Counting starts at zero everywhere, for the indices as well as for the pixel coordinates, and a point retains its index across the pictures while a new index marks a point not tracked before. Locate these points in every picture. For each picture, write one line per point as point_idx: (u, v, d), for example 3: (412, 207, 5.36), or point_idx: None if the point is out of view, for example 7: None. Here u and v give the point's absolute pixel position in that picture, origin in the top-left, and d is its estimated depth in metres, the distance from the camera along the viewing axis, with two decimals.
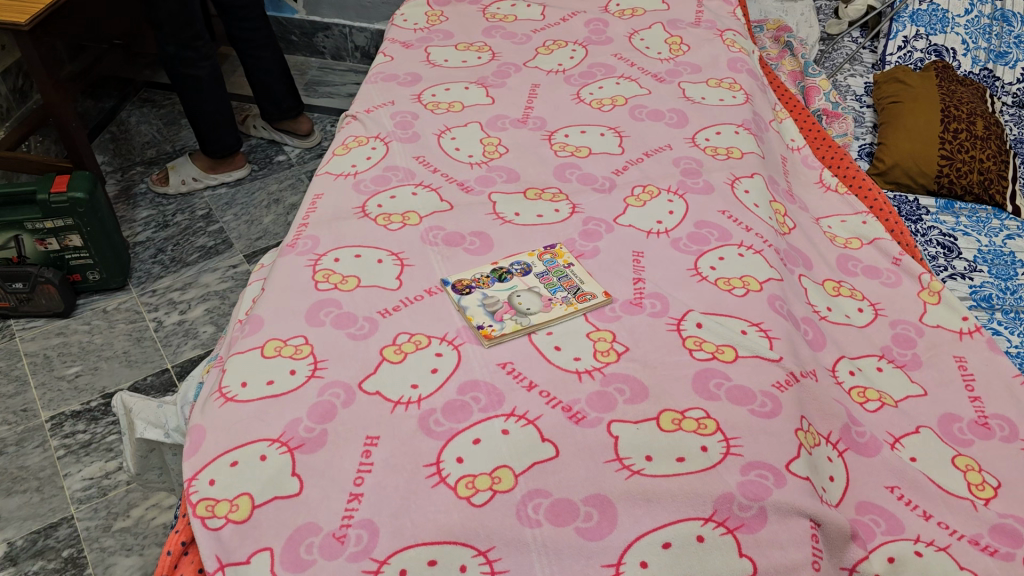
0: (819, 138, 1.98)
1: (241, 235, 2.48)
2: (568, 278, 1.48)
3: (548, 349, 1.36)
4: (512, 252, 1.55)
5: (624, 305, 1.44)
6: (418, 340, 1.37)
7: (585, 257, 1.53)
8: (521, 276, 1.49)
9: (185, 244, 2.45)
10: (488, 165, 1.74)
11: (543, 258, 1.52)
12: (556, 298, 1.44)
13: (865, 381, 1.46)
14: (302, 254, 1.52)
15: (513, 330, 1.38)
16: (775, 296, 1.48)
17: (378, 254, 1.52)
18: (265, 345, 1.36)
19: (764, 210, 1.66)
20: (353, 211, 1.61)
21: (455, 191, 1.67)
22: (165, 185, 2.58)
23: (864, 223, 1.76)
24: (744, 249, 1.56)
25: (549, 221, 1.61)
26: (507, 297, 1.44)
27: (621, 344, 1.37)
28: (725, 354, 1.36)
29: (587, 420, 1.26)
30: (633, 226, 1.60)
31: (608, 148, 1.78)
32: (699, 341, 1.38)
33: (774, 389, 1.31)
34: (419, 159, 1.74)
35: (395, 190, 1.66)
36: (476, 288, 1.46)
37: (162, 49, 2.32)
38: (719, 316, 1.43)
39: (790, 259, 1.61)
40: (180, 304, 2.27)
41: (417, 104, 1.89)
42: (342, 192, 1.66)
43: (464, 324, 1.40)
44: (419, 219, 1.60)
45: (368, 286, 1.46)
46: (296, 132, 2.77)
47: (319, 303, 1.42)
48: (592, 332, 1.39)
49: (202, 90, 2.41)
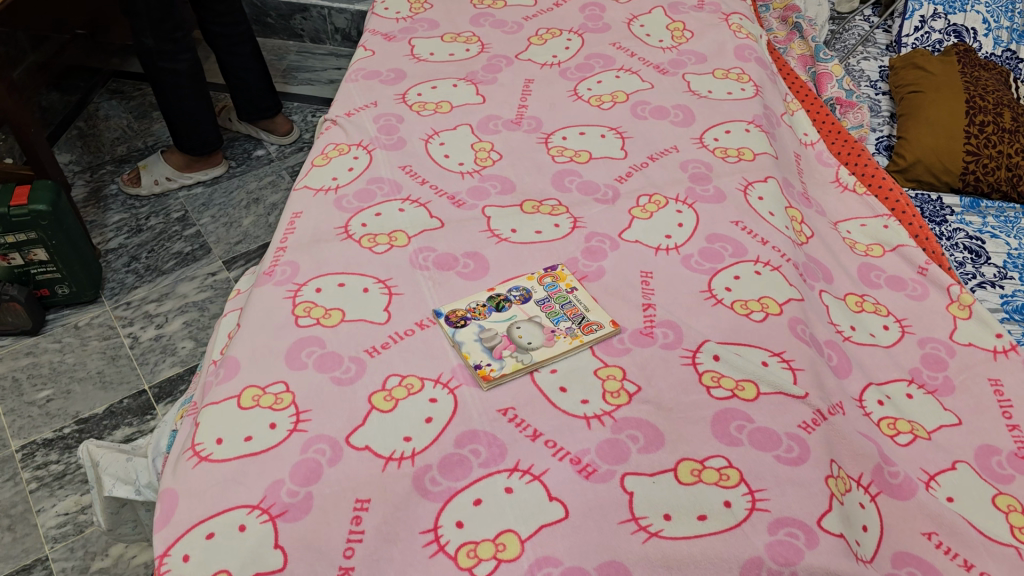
0: (834, 131, 1.85)
1: (220, 238, 2.34)
2: (572, 305, 1.36)
3: (553, 391, 1.24)
4: (510, 275, 1.42)
5: (633, 335, 1.32)
6: (410, 383, 1.25)
7: (589, 280, 1.41)
8: (520, 304, 1.37)
9: (160, 250, 2.31)
10: (480, 174, 1.61)
11: (544, 283, 1.40)
12: (560, 330, 1.32)
13: (895, 411, 1.35)
14: (280, 284, 1.39)
15: (514, 369, 1.26)
16: (796, 319, 1.36)
17: (363, 282, 1.39)
18: (242, 394, 1.24)
19: (780, 219, 1.54)
20: (335, 232, 1.48)
21: (446, 206, 1.54)
22: (137, 186, 2.43)
23: (885, 227, 1.64)
24: (762, 266, 1.44)
25: (549, 238, 1.48)
26: (506, 330, 1.32)
27: (632, 383, 1.25)
28: (745, 392, 1.25)
29: (598, 474, 1.14)
30: (640, 241, 1.47)
31: (609, 152, 1.65)
32: (717, 376, 1.26)
33: (801, 431, 1.20)
34: (406, 169, 1.61)
35: (381, 207, 1.53)
36: (472, 320, 1.34)
37: (139, 41, 2.14)
38: (737, 346, 1.31)
39: (810, 274, 1.49)
40: (156, 318, 2.15)
41: (401, 105, 1.75)
42: (322, 209, 1.52)
43: (460, 363, 1.28)
44: (407, 240, 1.47)
45: (354, 320, 1.33)
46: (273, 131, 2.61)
47: (300, 342, 1.30)
48: (601, 368, 1.27)
49: (181, 86, 2.26)
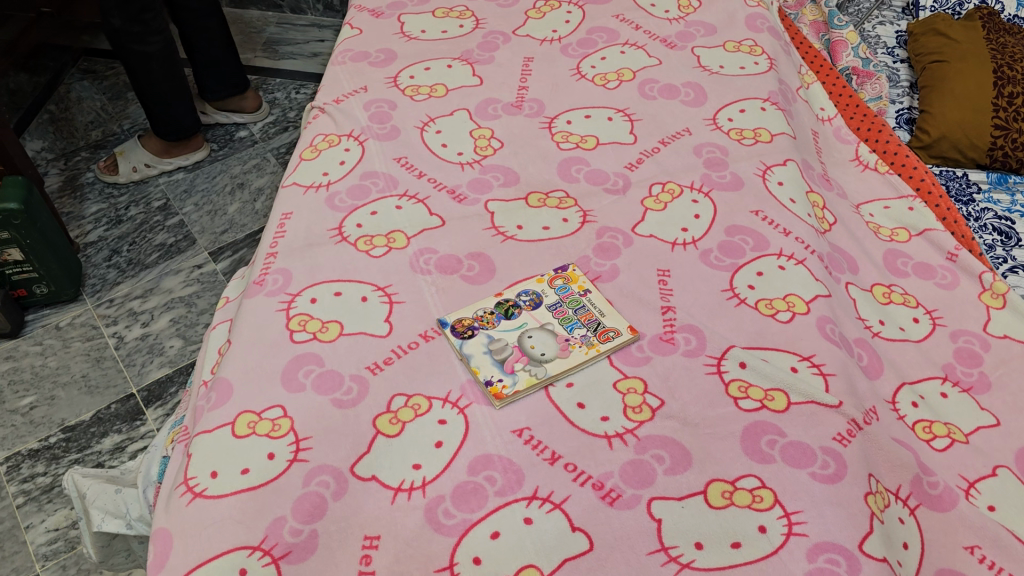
0: (852, 105, 1.75)
1: (204, 228, 2.23)
2: (586, 311, 1.28)
3: (570, 407, 1.16)
4: (517, 278, 1.33)
5: (652, 342, 1.24)
6: (417, 403, 1.16)
7: (603, 281, 1.32)
8: (530, 311, 1.28)
9: (142, 242, 2.20)
10: (481, 164, 1.51)
11: (555, 286, 1.31)
12: (575, 340, 1.24)
13: (930, 413, 1.27)
14: (272, 295, 1.30)
15: (528, 385, 1.17)
16: (825, 318, 1.28)
17: (362, 290, 1.30)
18: (236, 421, 1.15)
19: (802, 206, 1.45)
20: (328, 234, 1.38)
21: (446, 202, 1.44)
22: (114, 173, 2.32)
23: (910, 210, 1.56)
24: (785, 260, 1.35)
25: (557, 234, 1.39)
26: (518, 340, 1.24)
27: (655, 397, 1.17)
28: (776, 403, 1.17)
29: (623, 499, 1.07)
30: (655, 236, 1.39)
31: (618, 136, 1.55)
32: (745, 387, 1.18)
33: (836, 444, 1.13)
34: (401, 161, 1.50)
35: (376, 205, 1.43)
36: (480, 330, 1.25)
37: (106, 21, 2.00)
38: (764, 351, 1.23)
39: (835, 265, 1.40)
40: (141, 315, 2.05)
41: (393, 90, 1.64)
42: (313, 209, 1.42)
43: (469, 378, 1.20)
44: (407, 241, 1.37)
45: (353, 333, 1.24)
46: (244, 110, 2.49)
47: (296, 361, 1.21)
48: (620, 381, 1.19)
49: (153, 67, 2.12)
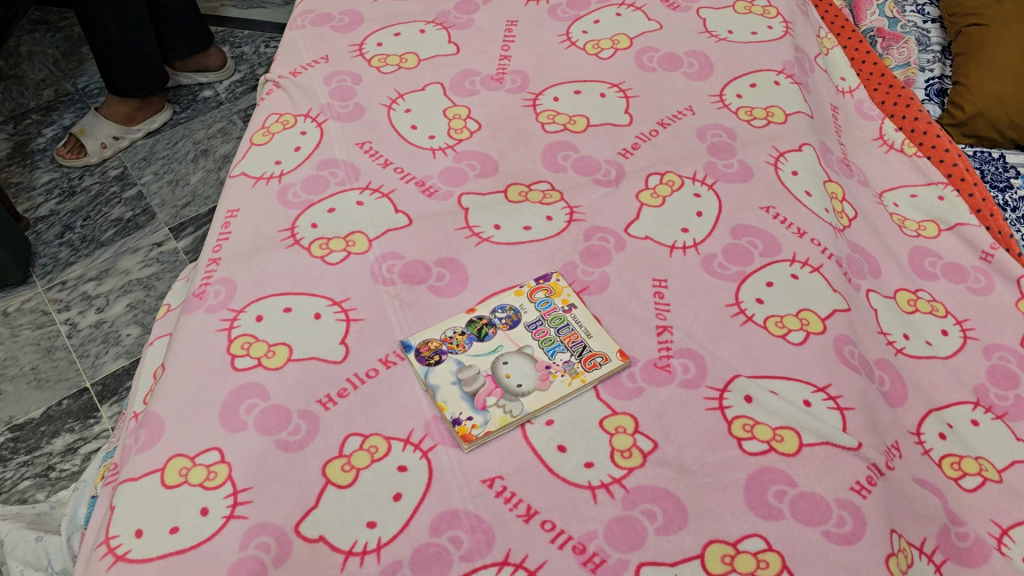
0: (876, 74, 1.56)
1: (164, 200, 2.06)
2: (570, 331, 1.12)
3: (549, 451, 1.01)
4: (492, 291, 1.17)
5: (645, 370, 1.08)
6: (374, 445, 1.02)
7: (590, 293, 1.16)
8: (506, 330, 1.12)
9: (97, 216, 2.03)
10: (455, 150, 1.33)
11: (536, 299, 1.15)
12: (557, 367, 1.08)
13: (959, 446, 1.12)
14: (212, 310, 1.14)
15: (502, 423, 1.02)
16: (842, 338, 1.12)
17: (314, 306, 1.14)
18: (167, 467, 1.00)
19: (819, 200, 1.27)
20: (278, 236, 1.21)
21: (415, 195, 1.27)
22: (81, 155, 2.11)
23: (940, 199, 1.38)
24: (799, 267, 1.19)
25: (540, 235, 1.22)
26: (491, 367, 1.08)
27: (647, 438, 1.02)
28: (787, 445, 1.02)
29: (607, 566, 0.92)
30: (651, 238, 1.21)
31: (611, 116, 1.37)
32: (751, 425, 1.03)
33: (854, 495, 0.98)
34: (364, 147, 1.32)
35: (334, 200, 1.25)
36: (448, 356, 1.09)
37: None
38: (774, 380, 1.07)
39: (854, 270, 1.23)
40: (96, 300, 1.89)
41: (358, 60, 1.45)
42: (263, 204, 1.25)
43: (434, 414, 1.05)
44: (368, 244, 1.20)
45: (304, 359, 1.09)
46: (208, 68, 2.29)
47: (237, 394, 1.05)
48: (607, 418, 1.04)
49: (120, 14, 1.93)
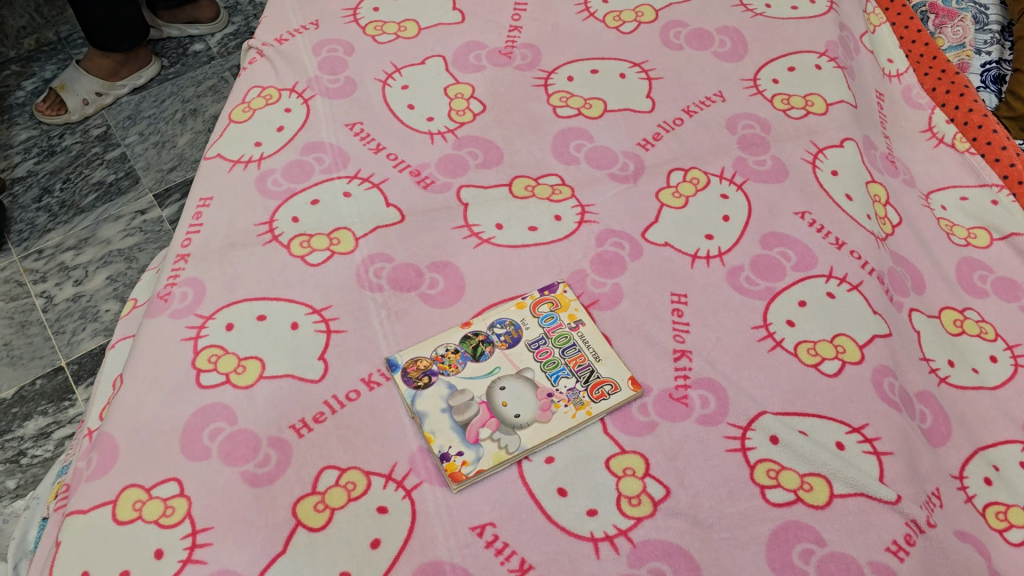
0: (928, 56, 1.40)
1: (149, 164, 1.93)
2: (576, 352, 0.99)
3: (548, 495, 0.90)
4: (491, 301, 1.04)
5: (659, 401, 0.96)
6: (351, 481, 0.91)
7: (600, 308, 1.04)
8: (505, 349, 1.00)
9: (78, 179, 1.91)
10: (455, 135, 1.19)
11: (539, 314, 1.02)
12: (560, 395, 0.96)
13: (1007, 493, 1.00)
14: (178, 315, 1.02)
15: (496, 461, 0.91)
16: (882, 370, 1.00)
17: (291, 314, 1.02)
18: (119, 499, 0.89)
19: (861, 205, 1.13)
20: (254, 230, 1.09)
21: (409, 187, 1.13)
22: (62, 112, 1.97)
23: (993, 204, 1.24)
24: (836, 285, 1.06)
25: (547, 238, 1.09)
26: (486, 392, 0.96)
27: (658, 484, 0.91)
28: (815, 496, 0.90)
29: None
30: (671, 245, 1.08)
31: (631, 101, 1.23)
32: (776, 471, 0.92)
33: (889, 557, 0.87)
34: (354, 129, 1.19)
35: (317, 191, 1.12)
36: (439, 378, 0.97)
37: None
38: (804, 419, 0.95)
39: (897, 286, 1.10)
40: (74, 271, 1.77)
41: (352, 27, 1.30)
42: (239, 192, 1.12)
43: (421, 445, 0.93)
44: (354, 243, 1.07)
45: (277, 376, 0.97)
46: (200, 20, 2.13)
47: (201, 416, 0.94)
48: (614, 458, 0.92)
49: None
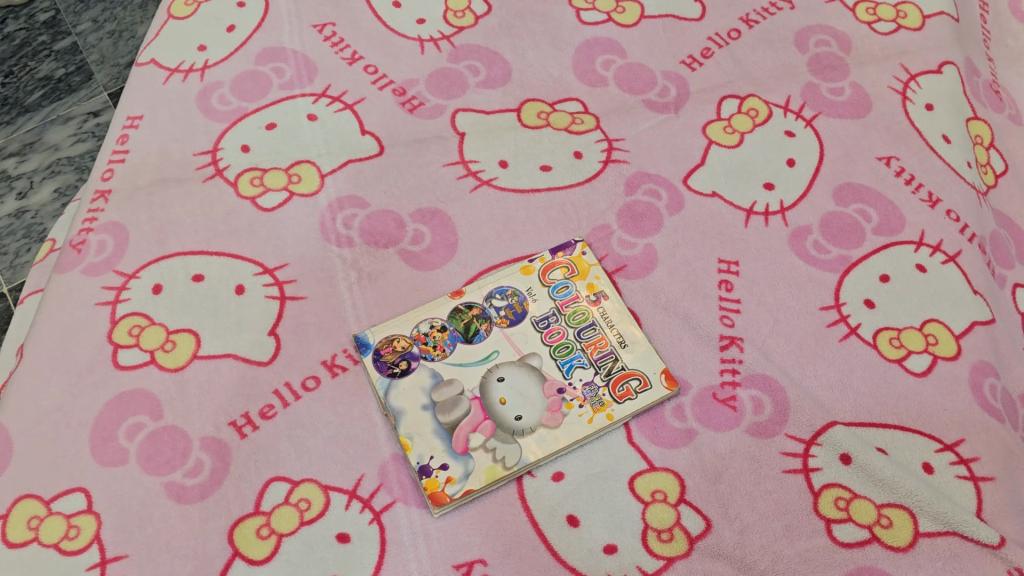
0: None
1: (104, 57, 1.62)
2: (596, 335, 0.78)
3: (554, 524, 0.71)
4: (489, 264, 0.82)
5: (699, 403, 0.76)
6: (305, 498, 0.71)
7: (628, 276, 0.82)
8: (505, 328, 0.78)
9: (22, 73, 1.61)
10: (452, 44, 0.95)
11: (549, 283, 0.81)
12: (573, 392, 0.75)
13: None
14: (93, 270, 0.80)
15: (490, 478, 0.71)
16: (982, 368, 0.79)
17: (236, 274, 0.80)
18: (9, 514, 0.70)
19: (961, 150, 0.90)
20: (192, 160, 0.86)
21: (390, 110, 0.90)
22: None
23: None
24: (927, 254, 0.83)
25: (562, 181, 0.87)
26: (480, 384, 0.75)
27: (696, 515, 0.71)
28: (895, 536, 0.71)
29: None
30: (720, 196, 0.86)
31: (675, 6, 0.98)
32: (846, 501, 0.72)
33: None
34: (325, 32, 0.94)
35: (274, 112, 0.88)
36: (421, 364, 0.76)
37: None
38: (884, 432, 0.75)
39: (1002, 254, 0.88)
40: (16, 184, 1.50)
41: None
42: (176, 109, 0.89)
43: (395, 452, 0.73)
44: (319, 182, 0.85)
45: (215, 356, 0.76)
46: None
47: (118, 407, 0.74)
48: (641, 477, 0.73)
49: None
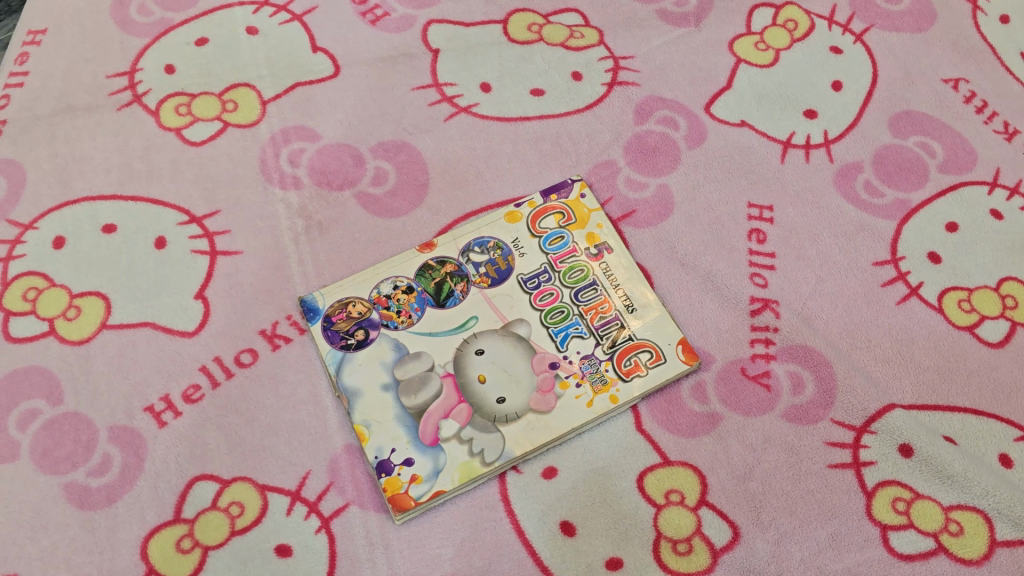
0: None
1: None
2: (597, 297, 0.63)
3: (544, 533, 0.57)
4: (467, 210, 0.67)
5: (725, 381, 0.61)
6: (236, 502, 0.57)
7: (637, 224, 0.67)
8: (486, 287, 0.64)
9: None
10: None
11: (540, 234, 0.66)
12: (569, 368, 0.61)
13: None
14: None
15: (465, 477, 0.57)
16: None
17: (156, 224, 0.65)
18: None
19: None
20: (104, 84, 0.70)
21: (348, 22, 0.74)
22: None
23: None
24: (1003, 197, 0.68)
25: (557, 107, 0.71)
26: (454, 358, 0.61)
27: (721, 521, 0.57)
28: (966, 546, 0.57)
29: None
30: (750, 126, 0.71)
31: None
32: (906, 503, 0.58)
33: None
34: None
35: (205, 25, 0.73)
36: (381, 333, 0.62)
37: None
38: (953, 416, 0.60)
39: None
40: None
41: None
42: (88, 24, 0.74)
43: (348, 443, 0.59)
44: (260, 110, 0.70)
45: (128, 326, 0.62)
46: None
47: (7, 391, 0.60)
48: (651, 474, 0.59)
49: None
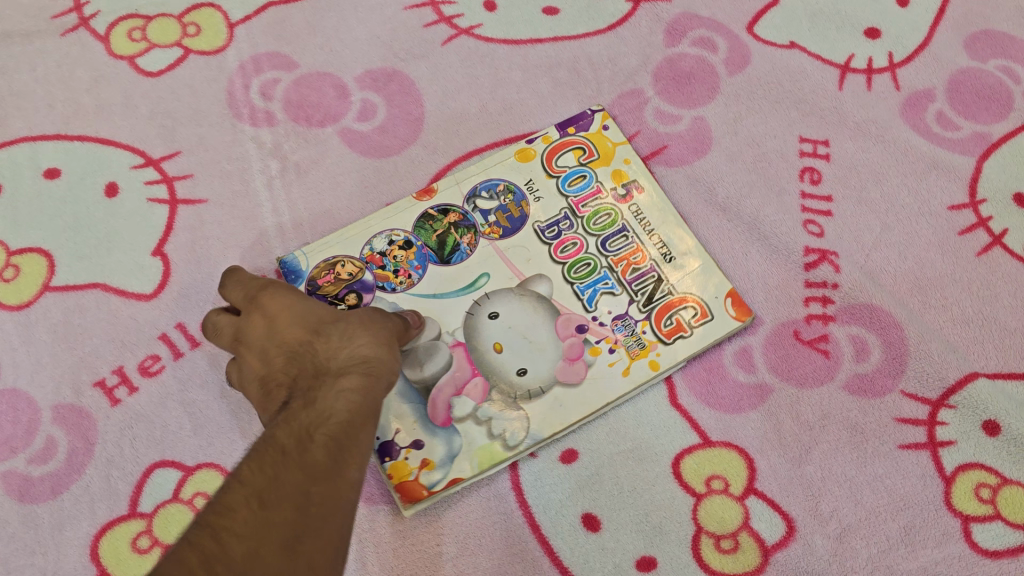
0: None
1: None
2: (628, 246, 0.54)
3: (563, 528, 0.48)
4: (471, 148, 0.57)
5: (777, 345, 0.52)
6: (202, 493, 0.49)
7: (668, 163, 0.57)
8: (496, 240, 0.54)
9: None
10: None
11: (558, 173, 0.56)
12: (601, 331, 0.51)
13: None
14: None
15: (485, 463, 0.49)
16: None
17: (107, 168, 0.56)
18: None
19: None
20: (46, 5, 0.60)
21: None
22: None
23: None
24: None
25: (574, 29, 0.61)
26: (465, 323, 0.52)
27: (773, 513, 0.49)
28: None
29: None
30: (801, 48, 0.60)
31: None
32: (991, 490, 0.49)
33: None
34: None
35: None
36: (377, 298, 0.53)
37: None
38: None
39: None
40: None
41: None
42: None
43: None
44: (227, 34, 0.60)
45: (75, 287, 0.53)
46: None
47: None
48: (690, 458, 0.50)
49: None
